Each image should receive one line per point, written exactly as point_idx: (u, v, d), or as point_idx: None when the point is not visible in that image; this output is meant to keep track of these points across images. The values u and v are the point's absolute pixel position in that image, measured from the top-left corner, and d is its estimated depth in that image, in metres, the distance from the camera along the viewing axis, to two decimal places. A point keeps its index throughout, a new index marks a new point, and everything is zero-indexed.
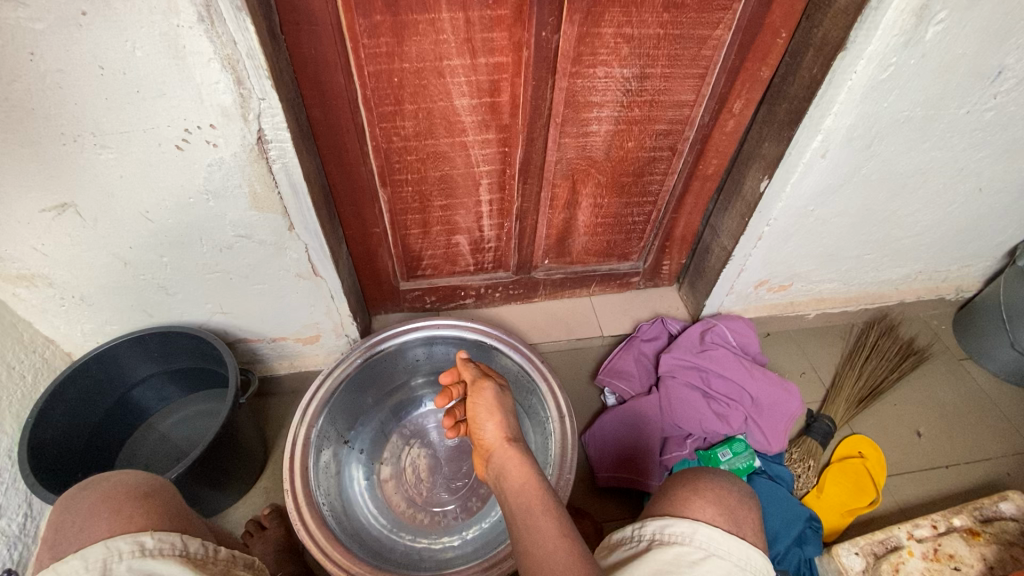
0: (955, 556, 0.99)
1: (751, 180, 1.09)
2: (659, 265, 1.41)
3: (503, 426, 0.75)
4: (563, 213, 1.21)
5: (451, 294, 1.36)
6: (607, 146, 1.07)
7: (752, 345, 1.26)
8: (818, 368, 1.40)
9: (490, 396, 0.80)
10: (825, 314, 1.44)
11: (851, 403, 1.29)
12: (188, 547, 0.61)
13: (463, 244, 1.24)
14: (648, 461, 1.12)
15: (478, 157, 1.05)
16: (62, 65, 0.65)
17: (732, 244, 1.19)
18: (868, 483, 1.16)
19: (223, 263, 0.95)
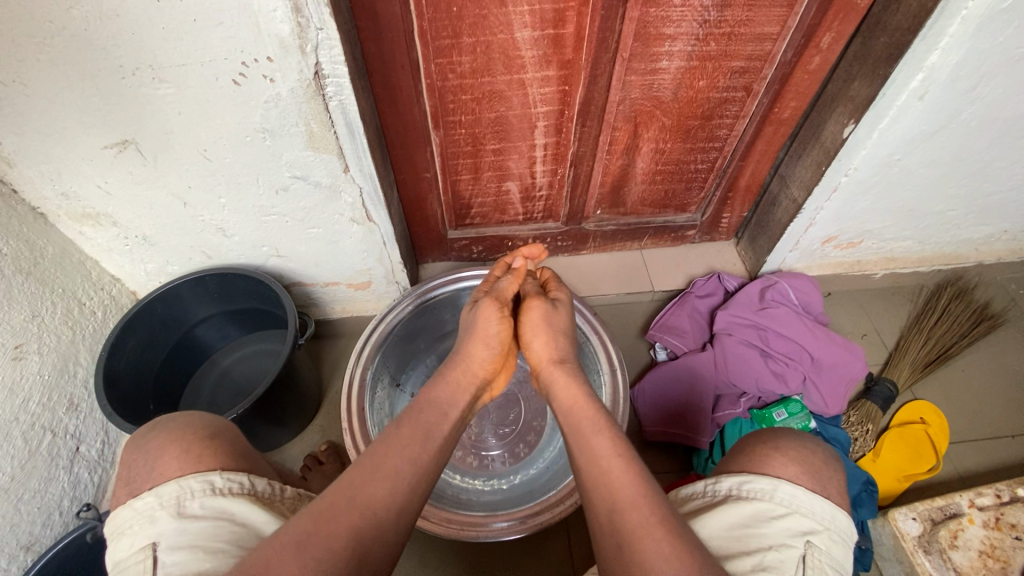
0: (1018, 526, 0.96)
1: (833, 125, 1.00)
2: (718, 219, 1.34)
3: (548, 346, 0.83)
4: (621, 159, 1.15)
5: (500, 245, 1.33)
6: (675, 85, 0.99)
7: (816, 305, 1.20)
8: (881, 331, 1.33)
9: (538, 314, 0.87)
10: (893, 275, 1.36)
11: (916, 367, 1.23)
12: (255, 486, 0.63)
13: (514, 191, 1.19)
14: (701, 418, 1.10)
15: (536, 97, 0.99)
16: None
17: (803, 195, 1.11)
18: (928, 450, 1.11)
19: (279, 206, 0.94)
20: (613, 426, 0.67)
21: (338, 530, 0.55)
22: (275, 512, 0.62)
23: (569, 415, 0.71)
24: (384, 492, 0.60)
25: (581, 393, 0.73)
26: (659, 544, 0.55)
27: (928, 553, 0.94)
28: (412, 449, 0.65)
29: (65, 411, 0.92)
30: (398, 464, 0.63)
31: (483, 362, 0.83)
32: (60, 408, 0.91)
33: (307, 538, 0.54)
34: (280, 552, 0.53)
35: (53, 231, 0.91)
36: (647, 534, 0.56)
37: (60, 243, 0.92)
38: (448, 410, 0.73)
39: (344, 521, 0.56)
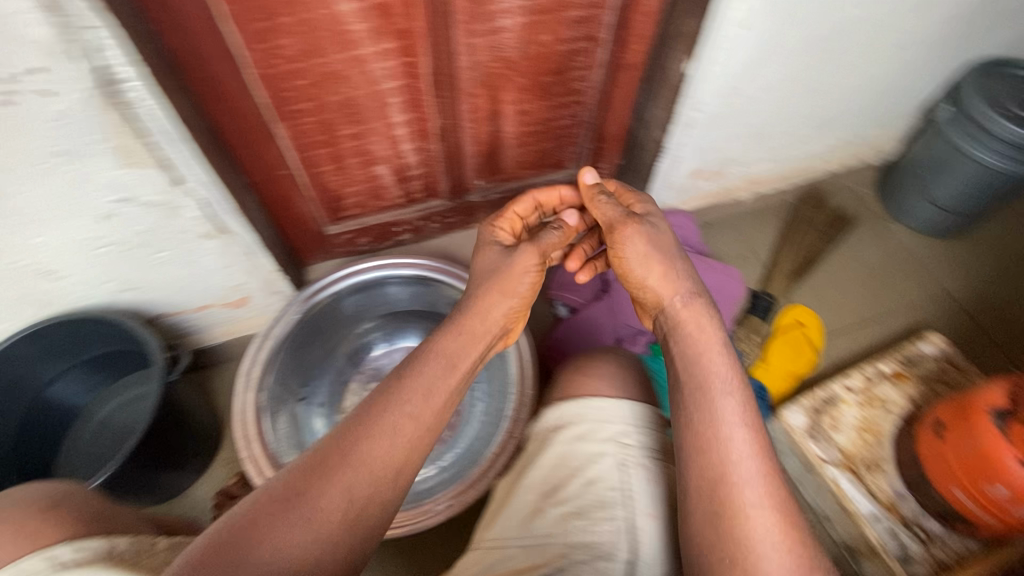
0: (885, 399, 1.09)
1: (675, 62, 1.03)
2: (597, 169, 1.36)
3: (660, 280, 0.74)
4: (487, 125, 1.13)
5: (386, 232, 1.28)
6: (520, 43, 0.98)
7: (695, 237, 1.28)
8: (757, 250, 1.42)
9: (637, 243, 0.77)
10: (759, 196, 1.46)
11: (788, 276, 1.38)
12: (115, 548, 0.58)
13: (385, 174, 1.14)
14: None
15: (379, 72, 0.93)
16: None
17: (663, 134, 1.15)
18: (807, 348, 1.23)
19: (112, 234, 0.84)
20: (746, 391, 0.63)
21: (318, 508, 0.54)
22: (144, 568, 0.55)
23: (693, 370, 0.65)
24: (370, 469, 0.58)
25: (717, 340, 0.66)
26: (775, 533, 0.54)
27: (815, 440, 1.05)
28: (411, 410, 0.62)
29: None
30: (396, 435, 0.60)
31: (507, 313, 0.77)
32: None
33: (292, 513, 0.54)
34: (267, 521, 0.53)
35: None
36: (755, 510, 0.55)
37: None
38: (458, 361, 0.68)
39: (325, 500, 0.55)
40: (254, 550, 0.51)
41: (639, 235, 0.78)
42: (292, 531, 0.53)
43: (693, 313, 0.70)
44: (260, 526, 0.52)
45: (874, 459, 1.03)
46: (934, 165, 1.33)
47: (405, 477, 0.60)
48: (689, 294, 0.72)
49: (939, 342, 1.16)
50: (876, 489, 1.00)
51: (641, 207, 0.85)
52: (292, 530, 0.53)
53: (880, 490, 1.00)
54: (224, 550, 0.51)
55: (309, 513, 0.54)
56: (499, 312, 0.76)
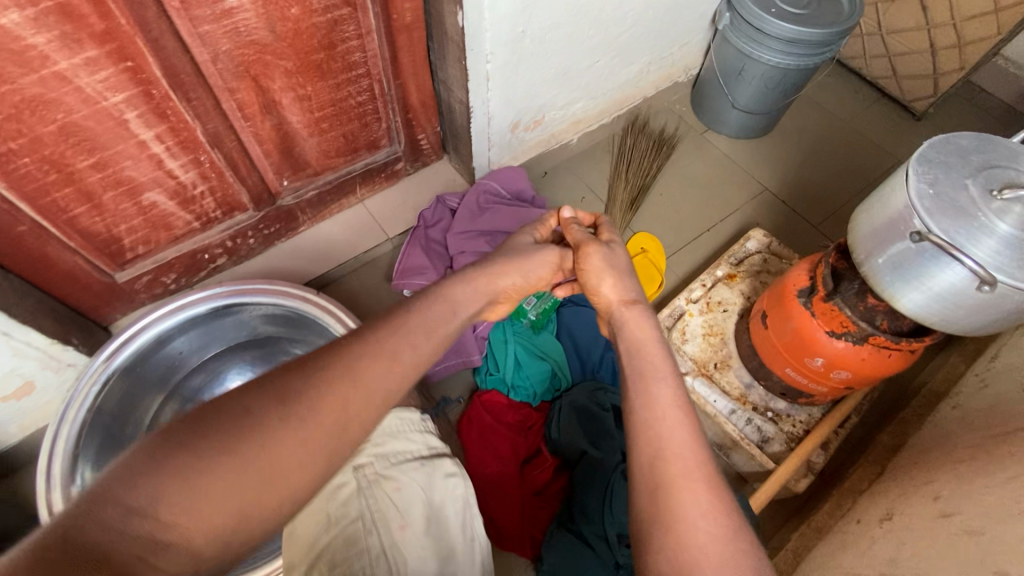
0: (723, 301, 1.17)
1: (450, 16, 0.96)
2: (416, 142, 1.28)
3: (617, 288, 0.75)
4: (267, 120, 1.00)
5: (194, 262, 1.13)
6: (268, 22, 0.86)
7: (526, 189, 1.25)
8: (595, 188, 1.45)
9: (598, 258, 0.78)
10: (586, 134, 1.48)
11: (625, 206, 1.40)
12: None
13: (163, 200, 0.98)
14: (464, 340, 1.08)
15: (97, 86, 0.77)
16: None
17: (465, 94, 1.10)
18: (654, 271, 1.29)
19: None
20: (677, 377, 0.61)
21: (268, 409, 0.50)
22: None
23: (635, 354, 0.65)
24: (335, 383, 0.53)
25: (655, 335, 0.67)
26: (698, 494, 0.51)
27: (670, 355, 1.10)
28: (416, 341, 0.60)
29: None
30: (396, 363, 0.57)
31: (509, 290, 0.75)
32: None
33: (247, 411, 0.50)
34: (222, 418, 0.49)
35: None
36: (687, 483, 0.52)
37: None
38: (457, 307, 0.67)
39: (280, 406, 0.51)
40: (202, 441, 0.48)
41: (593, 256, 0.78)
42: (245, 430, 0.49)
43: (630, 314, 0.70)
44: (214, 420, 0.49)
45: (722, 358, 1.11)
46: (728, 72, 1.41)
47: (366, 400, 0.54)
48: (631, 301, 0.73)
49: (761, 237, 1.26)
50: (728, 386, 1.08)
51: (606, 233, 0.85)
52: (241, 423, 0.49)
53: (732, 386, 1.08)
54: (173, 439, 0.48)
55: (262, 416, 0.50)
56: (507, 283, 0.75)
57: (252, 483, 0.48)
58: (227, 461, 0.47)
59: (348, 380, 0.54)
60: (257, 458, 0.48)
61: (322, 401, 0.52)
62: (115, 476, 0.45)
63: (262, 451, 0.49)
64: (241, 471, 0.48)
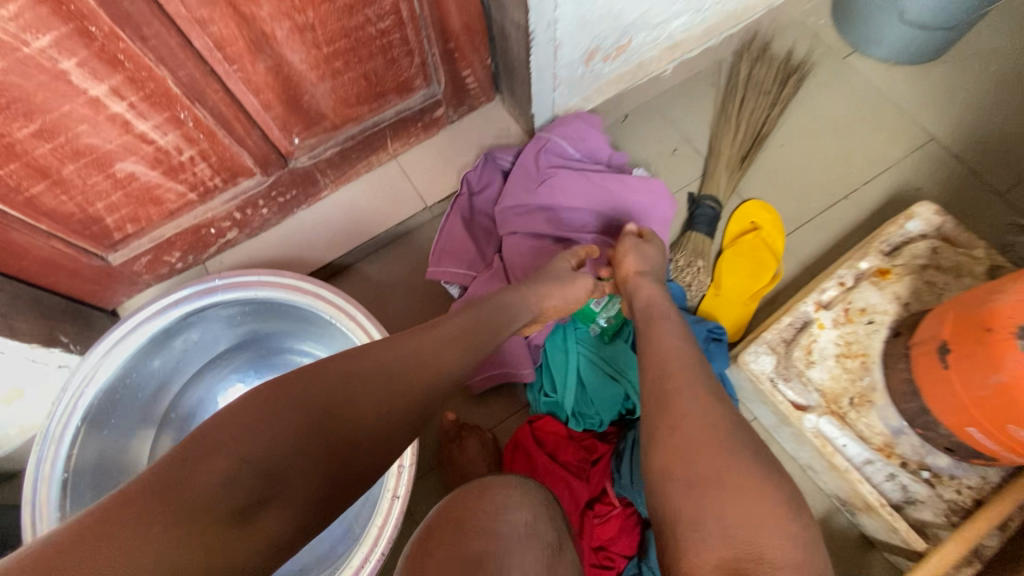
0: (868, 308, 0.85)
1: None
2: (460, 80, 0.99)
3: (635, 261, 0.79)
4: (261, 61, 0.75)
5: (199, 238, 0.95)
6: None
7: (602, 147, 0.94)
8: (691, 136, 1.11)
9: (625, 242, 0.82)
10: (684, 63, 1.11)
11: (734, 165, 1.05)
12: None
13: (145, 170, 0.79)
14: (512, 348, 0.86)
15: (6, 26, 0.55)
16: None
17: (524, 15, 0.78)
18: (767, 256, 0.98)
19: None
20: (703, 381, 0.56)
21: (364, 373, 0.51)
22: None
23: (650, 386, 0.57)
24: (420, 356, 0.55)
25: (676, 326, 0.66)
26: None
27: (787, 381, 0.83)
28: (481, 339, 0.62)
29: None
30: (469, 350, 0.60)
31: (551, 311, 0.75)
32: None
33: (341, 372, 0.50)
34: (318, 383, 0.48)
35: None
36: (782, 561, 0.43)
37: None
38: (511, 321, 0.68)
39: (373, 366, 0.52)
40: (304, 399, 0.47)
41: (623, 247, 0.82)
42: (342, 391, 0.49)
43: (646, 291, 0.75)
44: (307, 385, 0.48)
45: (861, 391, 0.82)
46: None
47: (440, 380, 0.56)
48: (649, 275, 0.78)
49: (931, 213, 0.88)
50: (867, 431, 0.80)
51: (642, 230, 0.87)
52: (342, 385, 0.49)
53: (872, 431, 0.80)
54: (272, 399, 0.46)
55: (359, 379, 0.50)
56: (550, 304, 0.74)
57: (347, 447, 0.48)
58: (331, 419, 0.48)
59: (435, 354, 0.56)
60: (351, 420, 0.48)
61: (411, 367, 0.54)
62: (214, 427, 0.44)
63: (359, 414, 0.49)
64: (329, 418, 0.48)
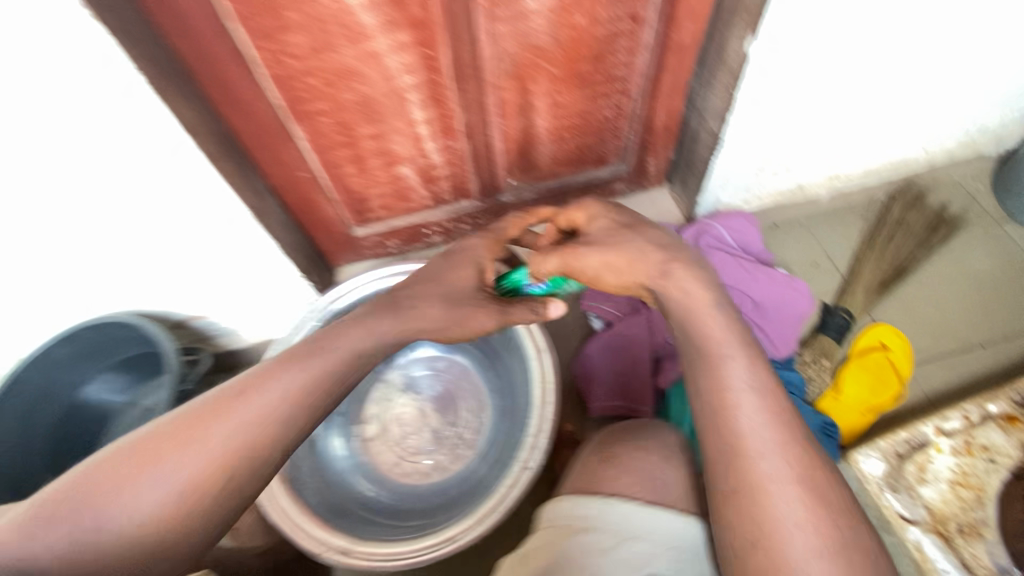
0: (990, 447, 0.90)
1: (736, 41, 0.86)
2: (643, 166, 1.22)
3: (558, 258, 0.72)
4: (518, 120, 1.03)
5: (415, 234, 1.23)
6: (552, 27, 0.87)
7: (754, 242, 1.10)
8: (832, 255, 1.22)
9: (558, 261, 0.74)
10: (839, 194, 1.25)
11: (873, 290, 1.17)
12: None
13: (412, 174, 1.08)
14: (641, 384, 1.00)
15: (397, 66, 0.86)
16: None
17: (720, 125, 0.98)
18: (892, 376, 1.04)
19: (126, 236, 0.84)
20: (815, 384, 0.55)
21: (306, 381, 0.58)
22: None
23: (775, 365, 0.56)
24: (330, 360, 0.61)
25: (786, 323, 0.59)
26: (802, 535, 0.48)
27: (895, 492, 0.87)
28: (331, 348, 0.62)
29: None
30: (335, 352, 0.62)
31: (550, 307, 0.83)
32: None
33: (263, 387, 0.56)
34: (196, 419, 0.53)
35: None
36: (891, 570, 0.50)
37: None
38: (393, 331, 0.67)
39: (289, 381, 0.57)
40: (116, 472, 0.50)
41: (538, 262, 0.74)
42: (248, 417, 0.54)
43: (676, 288, 0.61)
44: (215, 416, 0.53)
45: (971, 522, 0.86)
46: None
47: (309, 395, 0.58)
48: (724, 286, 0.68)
49: None
50: (974, 562, 0.83)
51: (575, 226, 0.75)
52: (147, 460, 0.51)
53: (979, 563, 0.84)
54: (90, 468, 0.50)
55: (266, 407, 0.55)
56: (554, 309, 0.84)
57: (276, 446, 0.55)
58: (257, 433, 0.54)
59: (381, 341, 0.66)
60: (288, 420, 0.56)
61: (340, 373, 0.61)
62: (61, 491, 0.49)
63: (292, 413, 0.56)
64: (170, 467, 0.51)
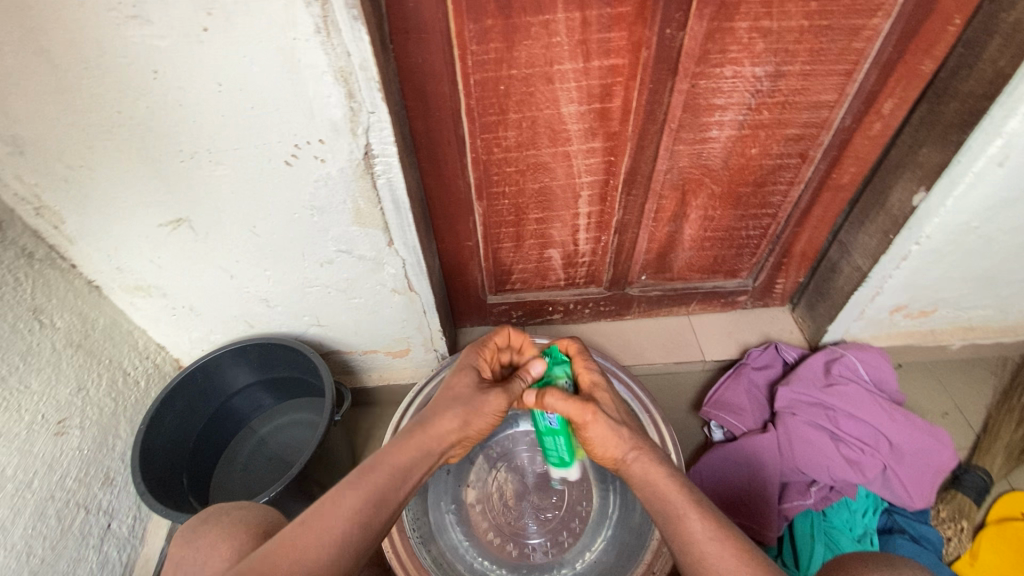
0: None
1: (899, 191, 0.94)
2: (771, 284, 1.25)
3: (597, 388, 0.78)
4: (668, 226, 1.10)
5: (539, 309, 1.28)
6: (726, 153, 0.96)
7: (889, 381, 1.08)
8: (963, 409, 1.20)
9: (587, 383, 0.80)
10: (972, 346, 1.23)
11: (1012, 454, 1.09)
12: None
13: (556, 258, 1.16)
14: (766, 509, 0.98)
15: (581, 167, 0.97)
16: (160, 68, 0.63)
17: (869, 264, 1.03)
18: None
19: (324, 277, 0.93)
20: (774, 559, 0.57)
21: (358, 505, 0.59)
22: None
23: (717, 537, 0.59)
24: (426, 443, 0.67)
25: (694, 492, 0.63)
26: None
27: None
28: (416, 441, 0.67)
29: (100, 486, 0.90)
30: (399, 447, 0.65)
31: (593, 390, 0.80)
32: (95, 483, 0.89)
33: (331, 512, 0.58)
34: (281, 548, 0.55)
35: (105, 302, 0.93)
36: None
37: (111, 313, 0.94)
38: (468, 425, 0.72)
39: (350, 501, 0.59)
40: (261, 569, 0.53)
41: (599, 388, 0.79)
42: (307, 552, 0.55)
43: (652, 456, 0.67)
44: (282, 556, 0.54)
45: None
46: None
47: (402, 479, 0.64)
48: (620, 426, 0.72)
49: None
50: None
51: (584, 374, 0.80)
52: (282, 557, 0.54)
53: None
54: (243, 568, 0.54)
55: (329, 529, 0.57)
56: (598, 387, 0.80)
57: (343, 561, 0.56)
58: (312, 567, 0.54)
59: (466, 425, 0.71)
60: (345, 547, 0.57)
61: (395, 486, 0.62)
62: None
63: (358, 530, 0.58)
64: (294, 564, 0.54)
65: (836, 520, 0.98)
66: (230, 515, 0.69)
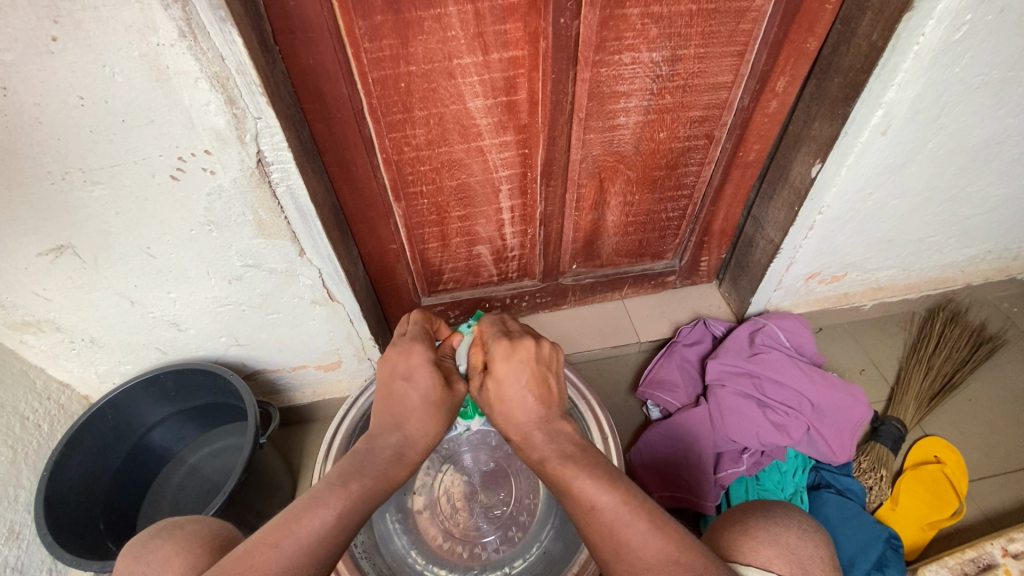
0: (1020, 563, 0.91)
1: (799, 164, 0.98)
2: (697, 263, 1.29)
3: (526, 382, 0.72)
4: (591, 214, 1.12)
5: (476, 307, 1.27)
6: (636, 139, 0.98)
7: (808, 345, 1.14)
8: (879, 364, 1.29)
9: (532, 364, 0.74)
10: (882, 305, 1.31)
11: (922, 402, 1.18)
12: None
13: (486, 254, 1.15)
14: (701, 480, 1.02)
15: (496, 161, 0.96)
16: (5, 82, 0.57)
17: (779, 236, 1.08)
18: (949, 492, 1.06)
19: (235, 294, 0.88)
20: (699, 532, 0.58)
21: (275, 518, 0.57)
22: None
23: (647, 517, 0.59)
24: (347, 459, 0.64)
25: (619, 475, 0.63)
26: None
27: None
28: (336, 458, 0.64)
29: (4, 542, 0.82)
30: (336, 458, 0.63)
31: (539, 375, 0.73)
32: None
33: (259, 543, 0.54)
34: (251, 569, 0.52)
35: None
36: None
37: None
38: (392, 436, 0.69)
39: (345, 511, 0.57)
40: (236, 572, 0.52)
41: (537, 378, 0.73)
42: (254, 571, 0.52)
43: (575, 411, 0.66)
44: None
45: None
46: None
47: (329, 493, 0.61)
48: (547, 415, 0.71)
49: None
50: None
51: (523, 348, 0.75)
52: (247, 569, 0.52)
53: None
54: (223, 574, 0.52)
55: (310, 549, 0.54)
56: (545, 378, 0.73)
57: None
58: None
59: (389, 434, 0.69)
60: None
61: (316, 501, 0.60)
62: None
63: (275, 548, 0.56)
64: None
65: (768, 482, 1.02)
66: (180, 529, 0.65)
